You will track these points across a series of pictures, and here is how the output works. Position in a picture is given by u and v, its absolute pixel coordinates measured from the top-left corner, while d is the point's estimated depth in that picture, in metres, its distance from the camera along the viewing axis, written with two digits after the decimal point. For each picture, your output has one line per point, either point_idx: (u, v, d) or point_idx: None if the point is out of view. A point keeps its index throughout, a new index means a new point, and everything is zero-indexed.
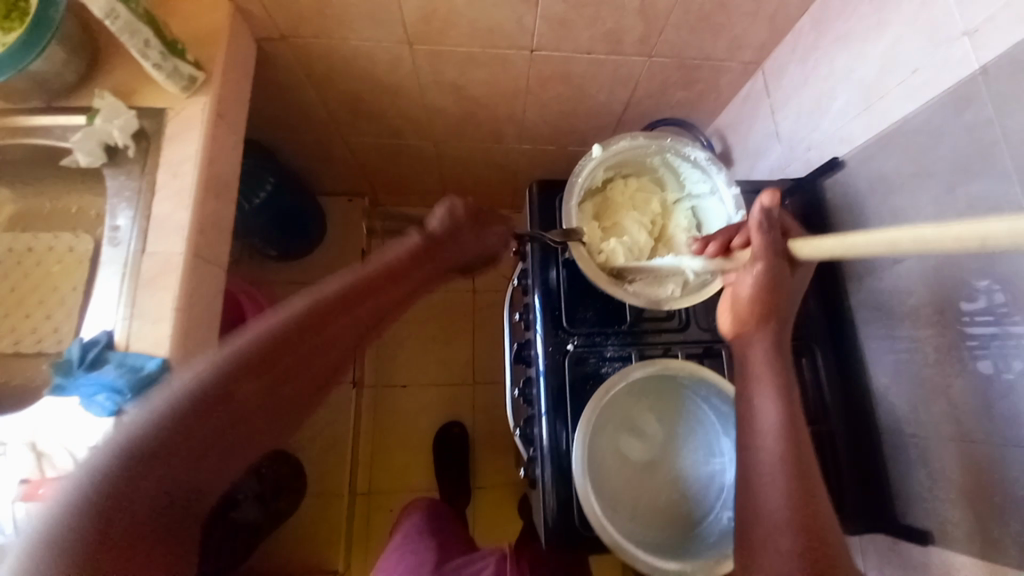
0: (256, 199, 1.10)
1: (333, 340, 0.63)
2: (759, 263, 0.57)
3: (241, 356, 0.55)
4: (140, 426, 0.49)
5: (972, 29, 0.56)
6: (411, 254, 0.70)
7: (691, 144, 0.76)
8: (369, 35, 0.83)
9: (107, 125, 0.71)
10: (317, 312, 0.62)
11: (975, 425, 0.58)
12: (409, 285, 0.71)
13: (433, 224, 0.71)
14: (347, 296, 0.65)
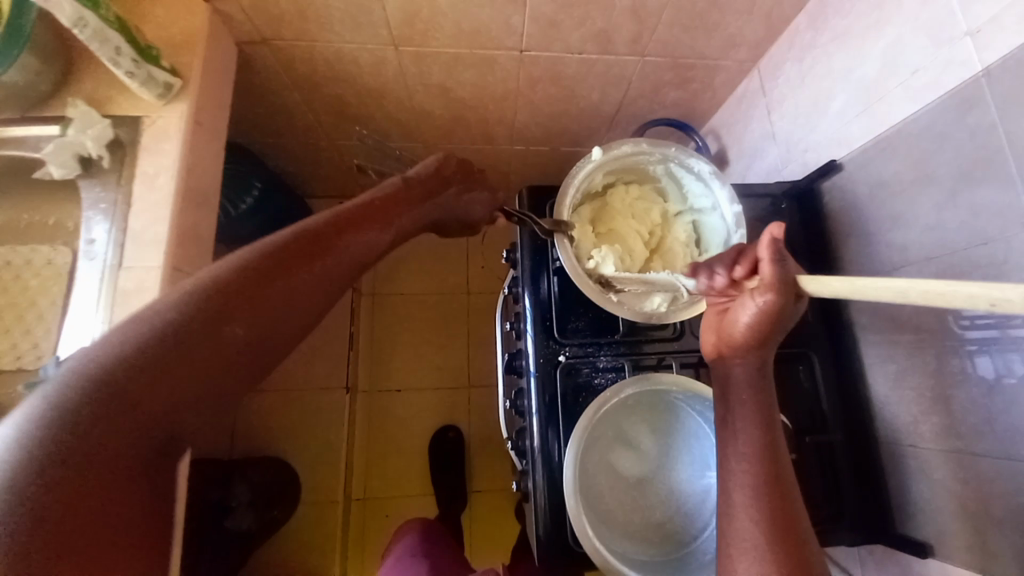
0: (242, 205, 1.08)
1: (300, 287, 0.48)
2: (768, 296, 0.51)
3: (220, 282, 0.43)
4: (118, 347, 0.37)
5: (974, 29, 0.54)
6: (395, 196, 0.63)
7: (695, 156, 0.75)
8: (353, 37, 0.80)
9: (80, 135, 0.69)
10: (297, 245, 0.49)
11: (977, 435, 0.57)
12: (389, 227, 0.60)
13: (414, 175, 0.67)
14: (336, 227, 0.54)
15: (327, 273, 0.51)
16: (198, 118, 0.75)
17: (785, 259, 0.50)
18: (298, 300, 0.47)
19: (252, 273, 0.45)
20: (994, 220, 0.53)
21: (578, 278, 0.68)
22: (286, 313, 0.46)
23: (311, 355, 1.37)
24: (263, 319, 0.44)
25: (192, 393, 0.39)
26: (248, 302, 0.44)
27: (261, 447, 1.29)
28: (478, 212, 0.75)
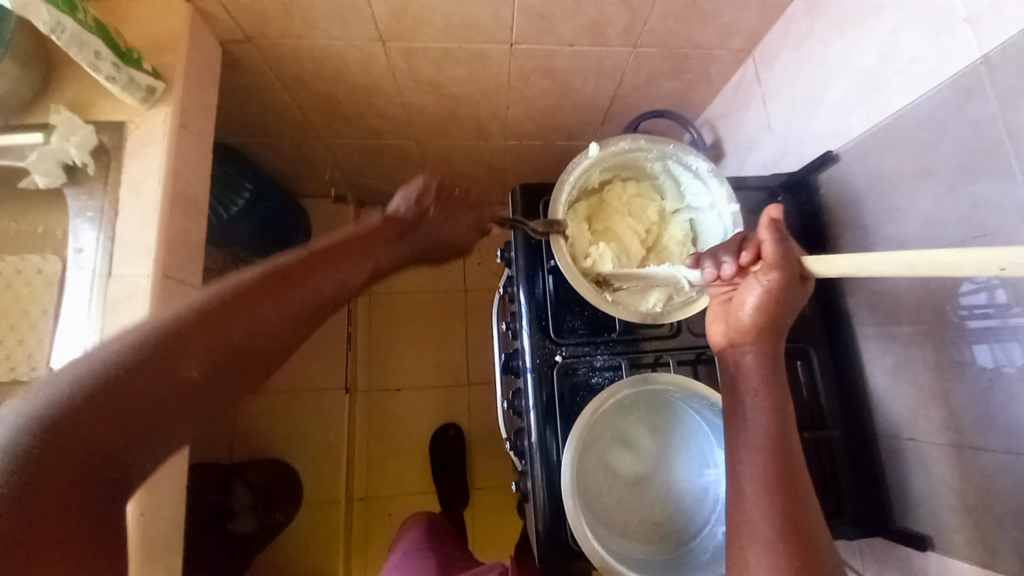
0: (234, 207, 1.06)
1: (267, 323, 0.45)
2: (774, 274, 0.52)
3: (176, 319, 0.41)
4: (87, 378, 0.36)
5: (974, 16, 0.53)
6: (375, 234, 0.59)
7: (693, 153, 0.72)
8: (339, 34, 0.79)
9: (63, 143, 0.67)
10: (269, 280, 0.47)
11: (977, 430, 0.56)
12: (368, 263, 0.56)
13: (396, 210, 0.63)
14: (319, 259, 0.52)
15: (301, 308, 0.48)
16: (183, 121, 0.73)
17: (786, 240, 0.53)
18: (263, 333, 0.44)
19: (212, 310, 0.43)
20: (994, 213, 0.52)
21: (573, 277, 0.67)
22: (250, 350, 0.43)
23: (309, 356, 1.36)
24: (223, 355, 0.42)
25: (140, 431, 0.37)
26: (206, 339, 0.41)
27: (262, 448, 1.29)
28: (462, 237, 0.69)
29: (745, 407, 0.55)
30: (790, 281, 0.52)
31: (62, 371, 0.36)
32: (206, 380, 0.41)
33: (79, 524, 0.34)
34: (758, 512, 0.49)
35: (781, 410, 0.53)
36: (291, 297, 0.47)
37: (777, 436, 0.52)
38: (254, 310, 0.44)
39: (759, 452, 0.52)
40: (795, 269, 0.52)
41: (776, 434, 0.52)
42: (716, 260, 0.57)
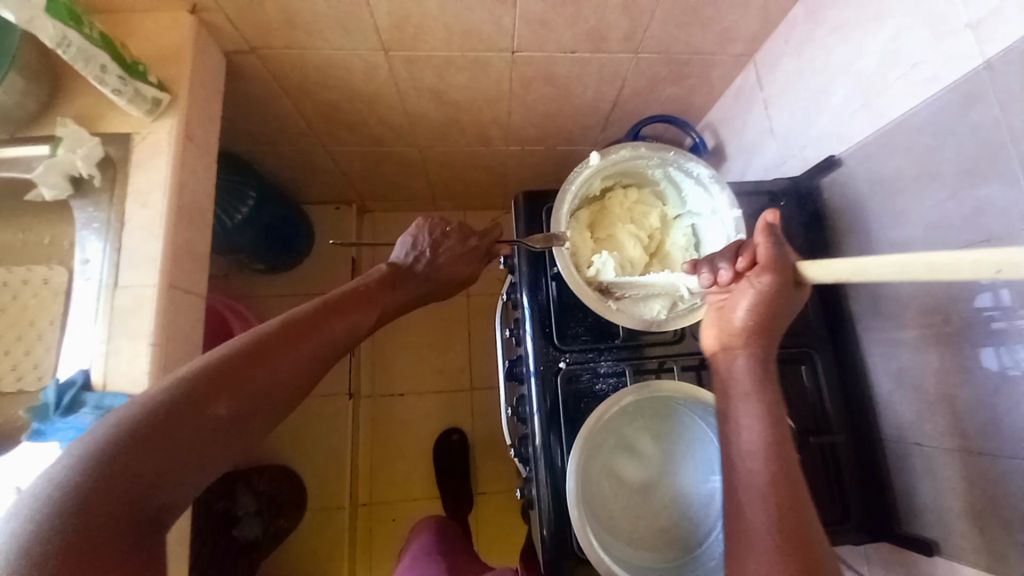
0: (238, 215, 1.07)
1: (289, 366, 0.50)
2: (766, 279, 0.52)
3: (209, 366, 0.46)
4: (127, 422, 0.40)
5: (976, 21, 0.53)
6: (380, 280, 0.65)
7: (694, 159, 0.73)
8: (342, 44, 0.79)
9: (70, 155, 0.69)
10: (289, 326, 0.52)
11: (984, 435, 0.56)
12: (375, 310, 0.62)
13: (401, 258, 0.70)
14: (326, 310, 0.57)
15: (312, 355, 0.52)
16: (188, 132, 0.74)
17: (782, 244, 0.52)
18: (285, 373, 0.49)
19: (241, 357, 0.48)
20: (999, 217, 0.52)
21: (575, 286, 0.68)
22: (274, 389, 0.48)
23: None
24: (253, 394, 0.47)
25: (183, 464, 0.41)
26: (239, 381, 0.46)
27: (266, 456, 1.29)
28: (464, 271, 0.72)
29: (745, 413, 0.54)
30: (782, 285, 0.52)
31: (113, 417, 0.41)
32: (232, 417, 0.45)
33: (129, 551, 0.37)
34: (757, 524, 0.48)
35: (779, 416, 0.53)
36: (308, 342, 0.53)
37: (776, 446, 0.52)
38: (277, 354, 0.50)
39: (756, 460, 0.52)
40: (786, 273, 0.52)
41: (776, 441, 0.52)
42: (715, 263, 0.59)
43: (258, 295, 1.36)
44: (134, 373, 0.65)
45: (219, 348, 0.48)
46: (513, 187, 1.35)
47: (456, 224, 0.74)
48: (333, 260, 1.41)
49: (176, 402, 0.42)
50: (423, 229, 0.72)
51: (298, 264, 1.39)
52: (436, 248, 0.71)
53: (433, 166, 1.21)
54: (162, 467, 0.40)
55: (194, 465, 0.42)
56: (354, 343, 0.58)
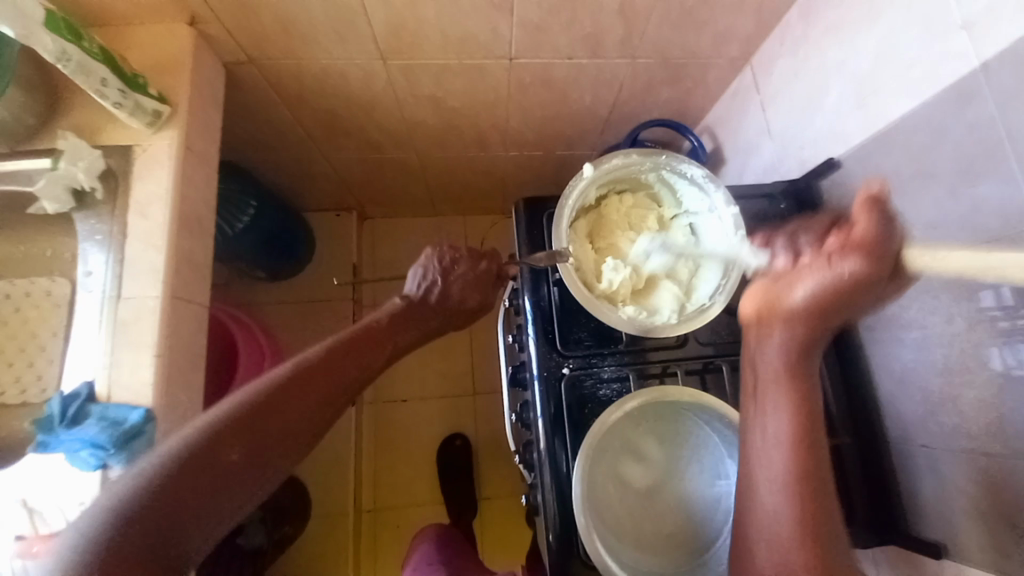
0: (239, 224, 1.08)
1: (299, 412, 0.56)
2: (852, 263, 0.49)
3: (226, 417, 0.53)
4: (154, 470, 0.48)
5: (970, 21, 0.53)
6: (391, 318, 0.67)
7: (686, 161, 0.75)
8: (340, 53, 0.80)
9: (71, 168, 0.68)
10: (300, 373, 0.58)
11: (991, 434, 0.56)
12: (385, 349, 0.66)
13: (412, 289, 0.70)
14: (334, 354, 0.62)
15: (321, 400, 0.58)
16: (188, 143, 0.74)
17: (887, 219, 0.49)
18: (294, 419, 0.56)
19: (255, 407, 0.54)
20: (999, 216, 0.52)
21: (583, 300, 0.68)
22: (284, 435, 0.55)
23: None
24: (265, 442, 0.54)
25: (197, 506, 0.49)
26: (252, 431, 0.53)
27: None
28: (474, 300, 0.70)
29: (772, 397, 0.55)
30: (874, 270, 0.49)
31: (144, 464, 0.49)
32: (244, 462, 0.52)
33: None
34: (768, 501, 0.53)
35: (810, 399, 0.54)
36: (317, 388, 0.58)
37: (801, 439, 0.54)
38: (287, 403, 0.56)
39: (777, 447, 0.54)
40: (881, 255, 0.48)
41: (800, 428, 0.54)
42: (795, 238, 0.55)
43: (259, 303, 1.37)
44: (138, 385, 0.65)
45: (237, 398, 0.55)
46: (513, 192, 1.36)
47: (466, 250, 0.71)
48: (333, 266, 1.41)
49: (197, 454, 0.50)
50: (433, 258, 0.70)
51: (298, 272, 1.39)
52: (447, 277, 0.69)
53: (432, 172, 1.21)
54: (180, 512, 0.48)
55: (216, 507, 0.50)
56: (363, 383, 0.63)
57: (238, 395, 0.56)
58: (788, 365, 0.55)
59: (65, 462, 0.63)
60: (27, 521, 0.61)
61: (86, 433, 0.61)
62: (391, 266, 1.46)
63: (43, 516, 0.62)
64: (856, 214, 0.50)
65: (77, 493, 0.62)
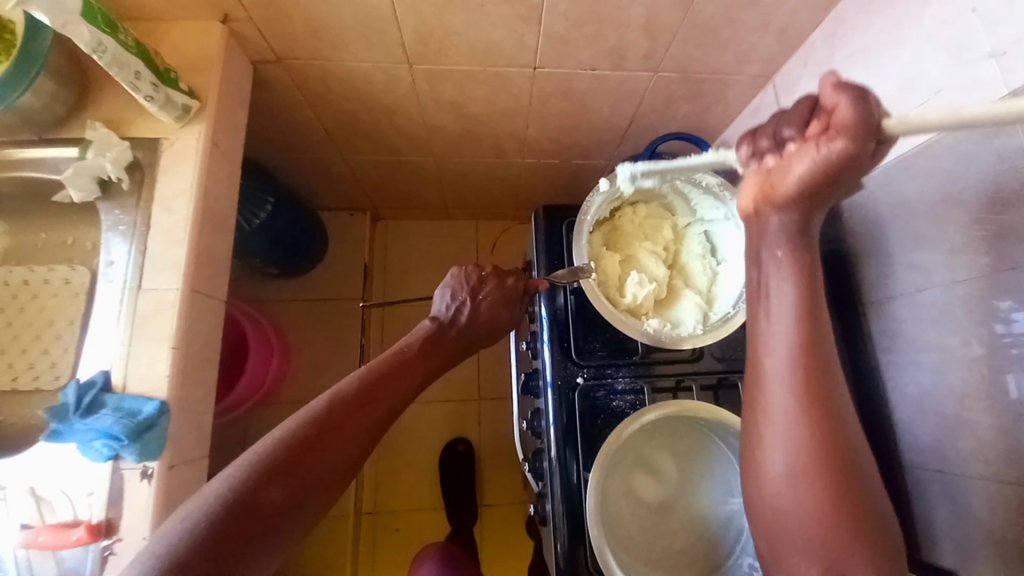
0: (256, 220, 1.09)
1: (341, 447, 0.56)
2: (842, 141, 0.45)
3: (265, 457, 0.52)
4: (201, 508, 0.47)
5: (1000, 51, 0.53)
6: (423, 344, 0.68)
7: (701, 170, 0.72)
8: (366, 56, 0.80)
9: (99, 159, 0.70)
10: (336, 406, 0.58)
11: (1008, 464, 0.55)
12: (418, 376, 0.66)
13: (441, 311, 0.72)
14: (367, 387, 0.61)
15: (356, 438, 0.57)
16: (214, 139, 0.75)
17: (865, 97, 0.44)
18: (334, 456, 0.55)
19: (294, 444, 0.53)
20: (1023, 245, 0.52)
21: (609, 317, 0.68)
22: (324, 471, 0.54)
23: (322, 367, 1.34)
24: (305, 479, 0.52)
25: (236, 546, 0.46)
26: (293, 469, 0.52)
27: None
28: (504, 316, 0.72)
29: (777, 336, 0.56)
30: (856, 149, 0.45)
31: (193, 506, 0.48)
32: (284, 499, 0.51)
33: None
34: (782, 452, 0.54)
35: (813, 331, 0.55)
36: (357, 421, 0.58)
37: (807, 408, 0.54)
38: (326, 439, 0.55)
39: (787, 387, 0.55)
40: (870, 128, 0.44)
41: (806, 373, 0.54)
42: (777, 127, 0.51)
43: (270, 299, 1.37)
44: (153, 377, 0.65)
45: (273, 436, 0.54)
46: (526, 199, 1.36)
47: (491, 269, 0.74)
48: (344, 266, 1.41)
49: (237, 498, 0.48)
50: (460, 278, 0.73)
51: (310, 270, 1.40)
52: (475, 296, 0.72)
53: (448, 176, 1.22)
54: (223, 555, 0.45)
55: (257, 552, 0.48)
56: (395, 416, 0.63)
57: (273, 433, 0.55)
58: (798, 286, 0.55)
59: (76, 450, 0.63)
60: (35, 509, 0.61)
61: (101, 425, 0.61)
62: (401, 267, 1.47)
63: (51, 505, 0.62)
64: (828, 97, 0.45)
65: (88, 483, 0.62)
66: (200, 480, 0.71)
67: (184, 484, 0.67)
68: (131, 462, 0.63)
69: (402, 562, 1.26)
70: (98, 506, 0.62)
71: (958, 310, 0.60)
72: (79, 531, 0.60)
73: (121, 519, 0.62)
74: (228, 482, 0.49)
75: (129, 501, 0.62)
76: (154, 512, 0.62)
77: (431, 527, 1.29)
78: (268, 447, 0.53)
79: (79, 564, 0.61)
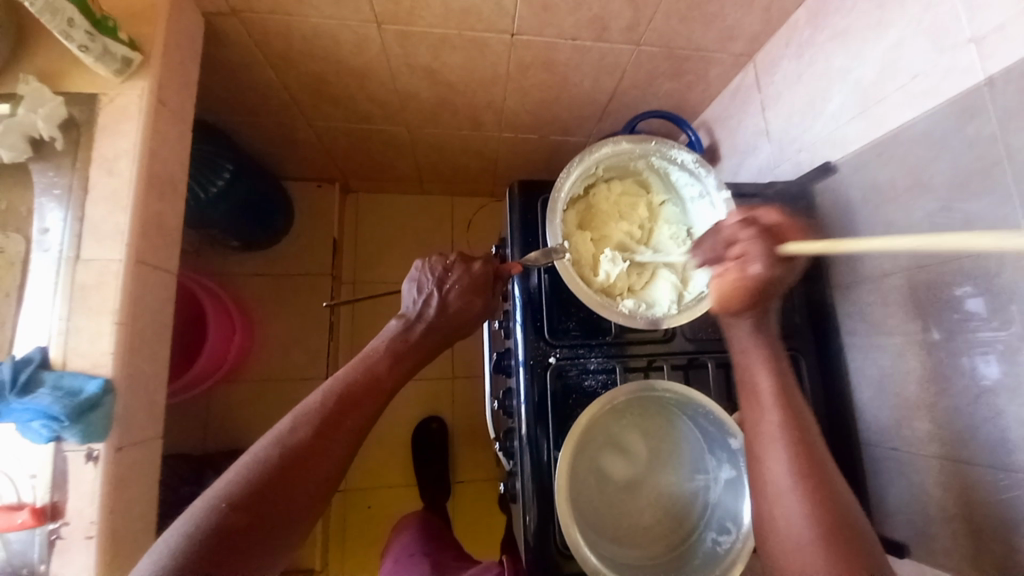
0: (213, 188, 1.02)
1: (314, 466, 0.54)
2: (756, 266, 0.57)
3: (233, 490, 0.50)
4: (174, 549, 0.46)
5: (979, 36, 0.52)
6: (391, 346, 0.64)
7: (677, 146, 0.73)
8: (332, 12, 0.74)
9: (30, 115, 0.63)
10: (302, 424, 0.55)
11: (960, 442, 0.58)
12: (387, 386, 0.62)
13: (409, 307, 0.67)
14: (331, 406, 0.57)
15: (322, 463, 0.54)
16: (161, 97, 0.69)
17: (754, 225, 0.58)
18: (300, 480, 0.52)
19: (267, 469, 0.52)
20: (987, 232, 0.53)
21: (584, 296, 0.67)
22: (293, 496, 0.52)
23: (289, 343, 1.30)
24: (278, 504, 0.51)
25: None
26: (260, 496, 0.50)
27: (237, 438, 1.23)
28: (476, 304, 0.68)
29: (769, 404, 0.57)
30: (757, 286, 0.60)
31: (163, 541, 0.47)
32: (251, 520, 0.49)
33: None
34: None
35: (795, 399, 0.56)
36: (325, 440, 0.55)
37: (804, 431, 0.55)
38: (294, 459, 0.53)
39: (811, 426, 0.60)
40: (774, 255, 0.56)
41: (794, 421, 0.55)
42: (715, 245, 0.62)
43: (231, 274, 1.31)
44: (96, 354, 0.61)
45: (242, 463, 0.52)
46: (502, 175, 1.33)
47: (456, 256, 0.70)
48: (312, 240, 1.36)
49: (205, 534, 0.47)
50: (425, 270, 0.69)
51: (276, 243, 1.34)
52: (442, 287, 0.68)
53: (421, 148, 1.17)
54: None
55: None
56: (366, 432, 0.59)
57: (240, 461, 0.53)
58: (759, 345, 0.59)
59: (13, 431, 0.59)
60: None
61: (38, 404, 0.56)
62: (373, 243, 1.42)
63: None
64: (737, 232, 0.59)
65: (28, 465, 0.58)
66: (153, 461, 0.67)
67: (135, 466, 0.64)
68: (75, 443, 0.59)
69: (373, 538, 1.26)
70: (42, 488, 0.58)
71: (921, 295, 0.61)
72: (22, 515, 0.56)
73: (68, 502, 0.58)
74: (191, 517, 0.48)
75: (75, 484, 0.58)
76: (101, 496, 0.59)
77: (403, 503, 1.28)
78: (239, 477, 0.51)
79: (25, 548, 0.57)
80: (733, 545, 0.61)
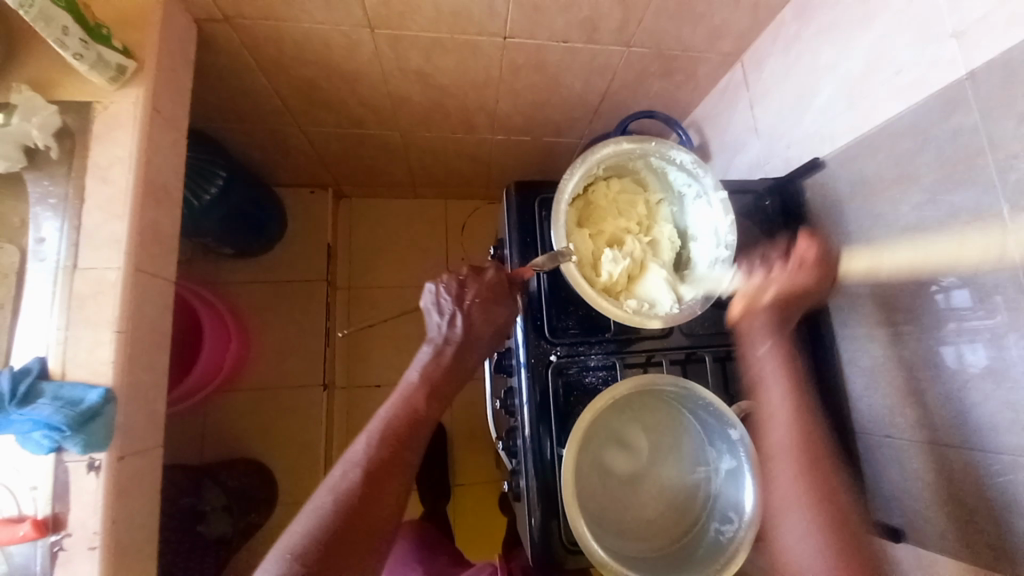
0: (206, 195, 1.01)
1: (373, 511, 0.57)
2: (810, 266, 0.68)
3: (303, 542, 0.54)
4: None
5: (961, 30, 0.54)
6: (426, 372, 0.66)
7: (676, 147, 0.74)
8: (324, 17, 0.75)
9: (24, 124, 0.62)
10: (352, 470, 0.59)
11: (951, 429, 0.59)
12: (430, 419, 0.64)
13: (435, 333, 0.68)
14: (378, 449, 0.61)
15: (380, 506, 0.58)
16: (155, 105, 0.69)
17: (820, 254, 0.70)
18: (360, 526, 0.56)
19: (325, 521, 0.55)
20: (971, 223, 0.55)
21: (588, 297, 0.67)
22: (356, 541, 0.55)
23: (286, 351, 1.30)
24: (345, 553, 0.54)
25: None
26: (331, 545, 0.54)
27: (236, 447, 1.22)
28: (499, 313, 0.68)
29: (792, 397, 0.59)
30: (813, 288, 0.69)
31: None
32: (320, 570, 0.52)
33: None
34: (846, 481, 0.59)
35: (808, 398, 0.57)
36: (378, 483, 0.59)
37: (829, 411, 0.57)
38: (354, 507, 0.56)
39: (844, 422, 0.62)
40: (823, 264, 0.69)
41: None
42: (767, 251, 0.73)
43: (225, 282, 1.30)
44: (94, 363, 0.60)
45: (306, 513, 0.57)
46: (497, 178, 1.34)
47: (467, 270, 0.71)
48: (307, 246, 1.35)
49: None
50: (440, 292, 0.69)
51: (270, 249, 1.33)
52: (463, 305, 0.68)
53: (415, 152, 1.17)
54: None
55: None
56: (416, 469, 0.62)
57: (306, 512, 0.57)
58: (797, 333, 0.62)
59: (13, 443, 0.58)
60: None
61: (38, 414, 0.56)
62: (369, 248, 1.42)
63: None
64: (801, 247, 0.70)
65: (29, 476, 0.58)
66: (155, 468, 0.67)
67: (137, 475, 0.63)
68: (76, 454, 0.58)
69: None
70: (43, 499, 0.57)
71: (907, 286, 0.63)
72: (24, 526, 0.55)
73: (70, 512, 0.58)
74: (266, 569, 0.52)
75: (76, 494, 0.58)
76: (104, 505, 0.58)
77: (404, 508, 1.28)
78: (306, 527, 0.55)
79: (27, 561, 0.56)
80: (736, 533, 0.62)
